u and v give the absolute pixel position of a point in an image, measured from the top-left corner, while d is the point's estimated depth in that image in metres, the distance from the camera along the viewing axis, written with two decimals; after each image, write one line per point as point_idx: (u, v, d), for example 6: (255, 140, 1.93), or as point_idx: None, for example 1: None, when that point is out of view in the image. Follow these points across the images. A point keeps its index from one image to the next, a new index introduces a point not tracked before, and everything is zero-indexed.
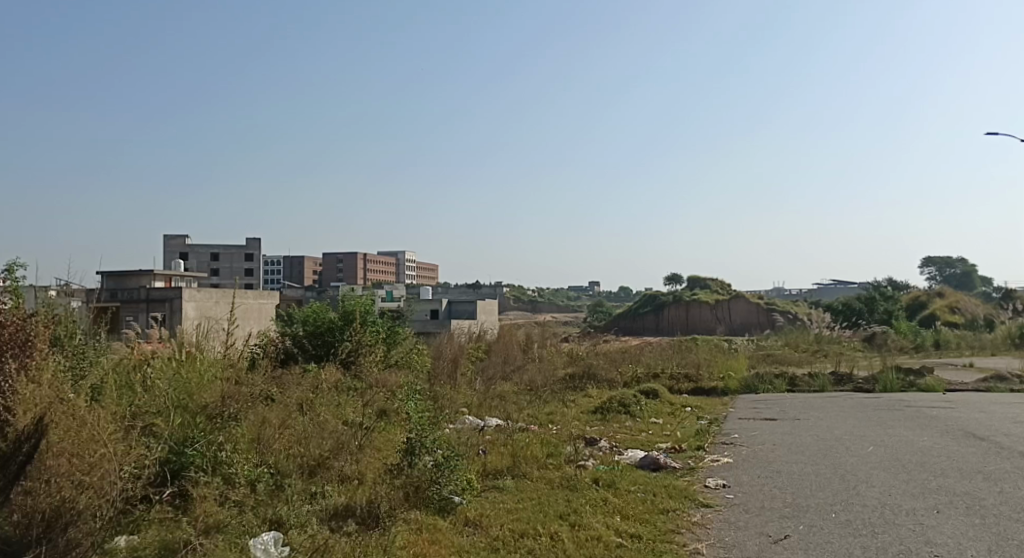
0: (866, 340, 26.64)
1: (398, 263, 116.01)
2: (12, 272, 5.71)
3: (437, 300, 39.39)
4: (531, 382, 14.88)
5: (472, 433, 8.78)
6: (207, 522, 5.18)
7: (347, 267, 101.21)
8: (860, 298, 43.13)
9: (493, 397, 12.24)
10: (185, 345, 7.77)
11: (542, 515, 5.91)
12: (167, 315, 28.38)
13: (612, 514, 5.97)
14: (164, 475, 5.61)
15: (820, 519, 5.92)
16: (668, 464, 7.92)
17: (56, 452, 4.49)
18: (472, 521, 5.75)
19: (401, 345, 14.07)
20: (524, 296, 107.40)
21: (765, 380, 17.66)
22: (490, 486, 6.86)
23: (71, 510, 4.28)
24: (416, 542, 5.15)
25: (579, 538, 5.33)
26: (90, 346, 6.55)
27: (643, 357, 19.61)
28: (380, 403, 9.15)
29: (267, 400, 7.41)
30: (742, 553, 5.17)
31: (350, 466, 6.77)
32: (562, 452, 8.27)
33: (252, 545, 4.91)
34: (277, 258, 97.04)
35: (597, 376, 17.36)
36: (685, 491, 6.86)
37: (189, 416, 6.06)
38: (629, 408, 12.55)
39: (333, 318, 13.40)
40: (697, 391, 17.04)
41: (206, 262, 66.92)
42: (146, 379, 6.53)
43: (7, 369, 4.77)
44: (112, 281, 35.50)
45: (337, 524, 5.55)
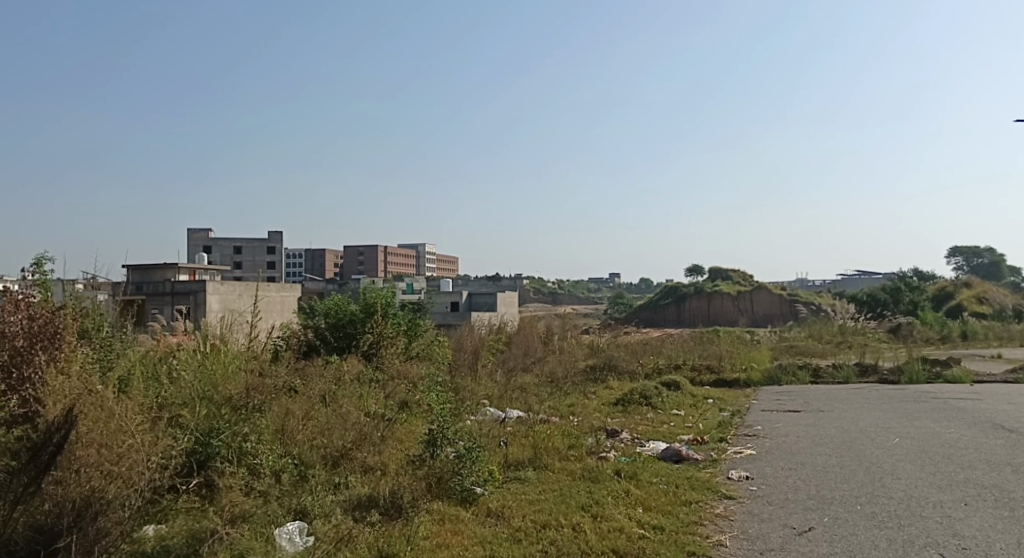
0: (892, 332, 26.35)
1: (418, 256, 116.42)
2: (40, 266, 5.78)
3: (458, 292, 39.48)
4: (552, 373, 14.89)
5: (493, 424, 8.80)
6: (233, 511, 5.27)
7: (368, 260, 101.73)
8: (885, 288, 42.61)
9: (514, 388, 12.26)
10: (210, 337, 7.85)
11: (564, 506, 5.92)
12: (192, 308, 28.71)
13: (635, 505, 5.96)
14: (191, 466, 5.66)
15: (844, 511, 5.88)
16: (691, 455, 7.89)
17: (86, 442, 4.50)
18: (494, 512, 5.77)
19: (422, 337, 14.13)
20: (544, 288, 107.26)
21: (788, 371, 17.54)
22: (512, 477, 6.88)
23: (100, 500, 4.36)
24: (439, 533, 5.18)
25: (602, 529, 5.33)
26: (116, 338, 6.64)
27: (664, 349, 19.54)
28: (402, 394, 9.20)
29: (291, 392, 7.48)
30: (766, 545, 5.15)
31: (372, 457, 6.83)
32: (584, 444, 8.27)
33: (277, 535, 4.99)
34: (299, 252, 97.75)
35: (618, 368, 17.34)
36: (707, 482, 6.83)
37: (214, 407, 6.13)
38: (650, 399, 12.52)
39: (354, 310, 13.48)
40: (719, 382, 16.96)
41: (229, 255, 67.56)
42: (171, 371, 6.60)
43: (38, 361, 4.93)
44: (138, 275, 35.94)
45: (360, 515, 5.59)
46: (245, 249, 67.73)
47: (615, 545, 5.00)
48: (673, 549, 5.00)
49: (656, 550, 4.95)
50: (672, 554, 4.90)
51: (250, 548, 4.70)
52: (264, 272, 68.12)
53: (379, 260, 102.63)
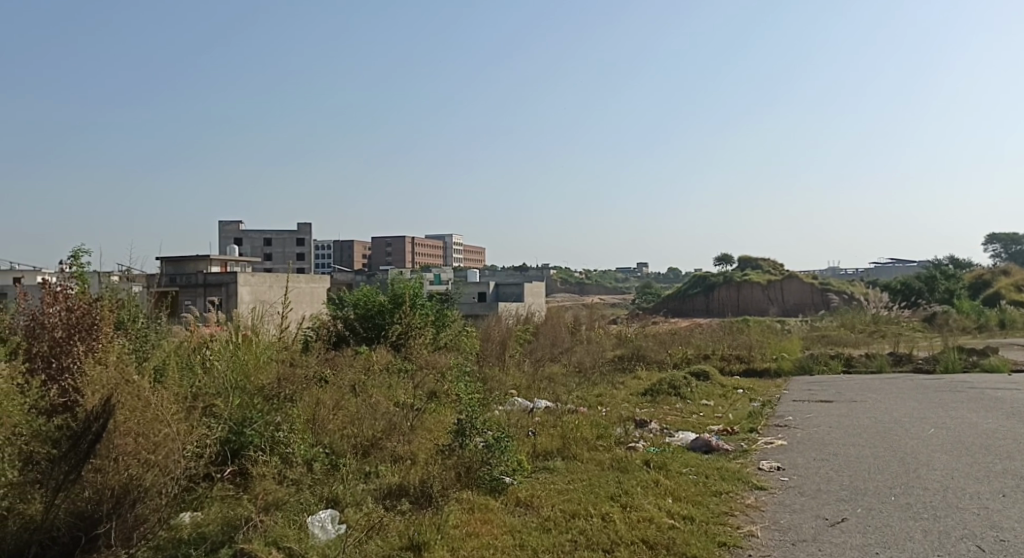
0: (927, 321, 25.96)
1: (446, 246, 116.82)
2: (76, 258, 5.88)
3: (486, 283, 39.53)
4: (580, 363, 14.88)
5: (522, 415, 8.82)
6: (267, 499, 5.35)
7: (396, 251, 102.31)
8: (919, 276, 41.86)
9: (542, 378, 12.27)
10: (242, 328, 7.96)
11: (593, 496, 5.92)
12: (225, 299, 29.12)
13: (664, 496, 5.94)
14: (225, 455, 5.77)
15: (878, 502, 5.81)
16: (721, 446, 7.84)
17: (124, 431, 4.57)
18: (523, 501, 5.79)
19: (450, 328, 14.20)
20: (571, 278, 106.99)
21: (820, 361, 17.35)
22: (541, 467, 6.89)
23: (139, 487, 4.47)
24: (469, 522, 5.21)
25: (631, 519, 5.32)
26: (151, 329, 6.75)
27: (693, 338, 19.41)
28: (431, 384, 9.25)
29: (321, 382, 7.56)
30: (797, 536, 5.10)
31: (402, 446, 6.88)
32: (612, 434, 8.26)
33: (310, 523, 5.07)
34: (328, 244, 98.59)
35: (646, 358, 17.29)
36: (738, 473, 6.79)
37: (247, 397, 6.21)
38: (679, 390, 12.46)
39: (383, 301, 13.58)
40: (749, 372, 16.84)
41: (260, 247, 68.35)
42: (205, 360, 6.69)
43: (76, 352, 5.06)
44: (171, 267, 36.51)
45: (390, 503, 5.65)
46: (275, 241, 68.47)
47: (645, 535, 4.99)
48: (704, 539, 4.98)
49: (687, 540, 4.93)
50: (703, 544, 4.88)
51: (283, 535, 4.76)
52: (294, 264, 68.77)
53: (407, 251, 103.16)
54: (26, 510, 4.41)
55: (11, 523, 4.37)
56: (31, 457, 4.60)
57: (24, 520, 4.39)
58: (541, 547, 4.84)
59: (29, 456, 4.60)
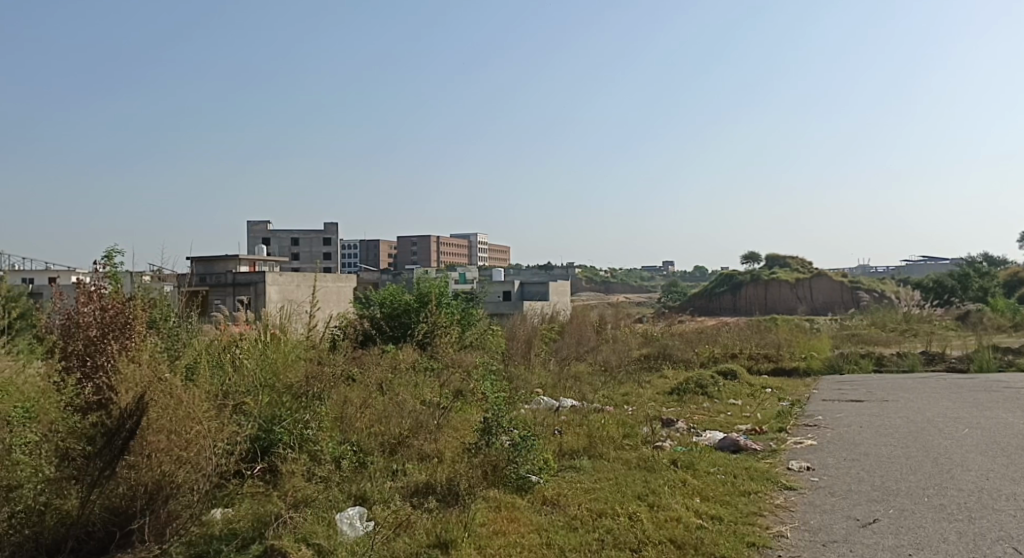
0: (961, 320, 25.51)
1: (471, 246, 117.16)
2: (110, 258, 5.94)
3: (510, 282, 39.47)
4: (606, 362, 14.82)
5: (548, 413, 8.81)
6: (295, 497, 5.43)
7: (422, 250, 102.77)
8: (952, 274, 41.11)
9: (568, 377, 12.25)
10: (270, 327, 8.04)
11: (620, 495, 5.90)
12: (253, 298, 29.42)
13: (692, 495, 5.91)
14: (255, 452, 5.85)
15: (911, 503, 5.72)
16: (749, 445, 7.77)
17: (157, 428, 4.62)
18: (550, 500, 5.78)
19: (475, 327, 14.23)
20: (596, 276, 106.72)
21: (850, 360, 17.13)
22: (567, 466, 6.89)
23: (170, 484, 4.57)
24: (496, 520, 5.22)
25: (658, 519, 5.30)
26: (182, 328, 6.82)
27: (720, 336, 19.26)
28: (457, 383, 9.27)
29: (348, 381, 7.62)
30: (827, 536, 5.05)
31: (429, 444, 6.89)
32: (639, 433, 8.22)
33: (338, 520, 5.13)
34: (354, 243, 99.34)
35: (673, 357, 17.17)
36: (767, 473, 6.73)
37: (276, 395, 6.27)
38: (706, 389, 12.36)
39: (409, 300, 13.66)
40: (778, 371, 16.67)
41: (288, 246, 69.01)
42: (235, 359, 6.75)
43: (109, 350, 5.07)
44: (201, 267, 37.03)
45: (418, 501, 5.69)
46: (302, 241, 69.08)
47: (673, 535, 4.97)
48: (733, 539, 4.95)
49: (715, 540, 4.90)
50: (732, 545, 4.84)
51: (312, 533, 4.80)
52: (322, 263, 69.31)
53: (432, 251, 103.55)
54: (63, 505, 4.54)
55: (48, 518, 4.49)
56: (67, 453, 4.68)
57: (60, 515, 4.52)
58: (568, 547, 4.83)
59: (64, 452, 4.68)
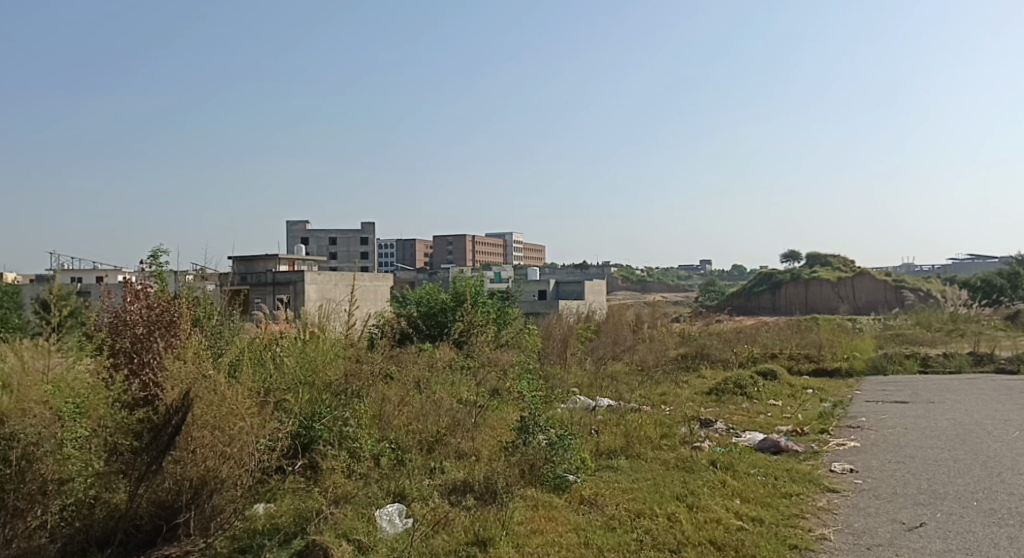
0: (1011, 320, 24.85)
1: (507, 245, 117.42)
2: (156, 258, 6.06)
3: (546, 280, 39.41)
4: (643, 361, 14.77)
5: (584, 413, 8.80)
6: (336, 492, 5.51)
7: (458, 250, 103.24)
8: (1001, 274, 39.96)
9: (605, 376, 12.19)
10: (309, 325, 8.14)
11: (658, 495, 5.86)
12: (292, 298, 29.83)
13: (731, 496, 5.85)
14: (296, 448, 5.93)
15: (959, 507, 5.58)
16: (790, 447, 7.65)
17: (201, 424, 4.71)
18: (588, 500, 5.77)
19: (511, 325, 14.27)
20: (632, 275, 105.98)
21: (893, 360, 16.80)
22: (604, 466, 6.86)
23: (215, 478, 4.67)
24: (533, 519, 5.22)
25: (698, 520, 5.25)
26: (225, 326, 6.94)
27: (759, 337, 19.03)
28: (493, 382, 9.30)
29: (387, 379, 7.71)
30: (872, 540, 4.96)
31: (466, 442, 6.91)
32: (677, 433, 8.16)
33: (377, 516, 5.18)
34: (391, 242, 100.19)
35: (710, 357, 16.99)
36: (809, 475, 6.61)
37: (316, 392, 6.38)
38: (745, 389, 12.21)
39: (445, 300, 13.75)
40: (819, 371, 16.41)
41: (325, 246, 69.87)
42: (276, 357, 6.85)
43: (156, 348, 5.21)
44: (242, 266, 37.73)
45: (456, 499, 5.71)
46: (340, 241, 69.84)
47: (713, 536, 4.92)
48: (774, 541, 4.88)
49: (756, 542, 4.83)
50: (773, 547, 4.79)
51: (352, 529, 4.87)
52: (360, 263, 70.09)
53: (468, 250, 103.96)
54: (112, 499, 4.66)
55: (98, 511, 4.64)
56: (115, 448, 4.77)
57: (110, 508, 4.66)
58: (606, 547, 4.81)
59: (113, 447, 4.77)
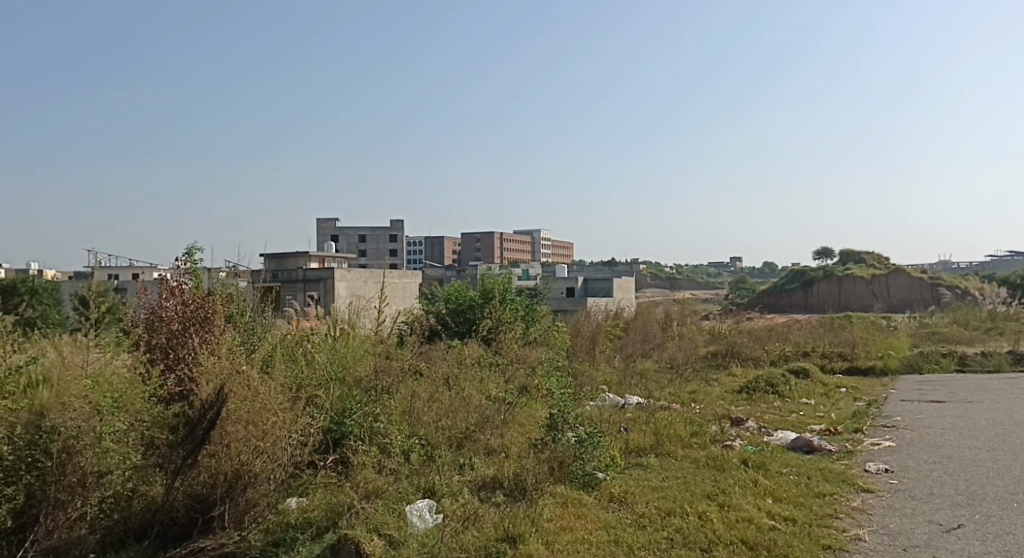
0: None
1: (535, 242, 117.51)
2: (191, 255, 6.14)
3: (574, 277, 39.33)
4: (672, 359, 14.70)
5: (613, 410, 8.77)
6: (367, 488, 5.56)
7: (486, 247, 103.44)
8: None
9: (634, 374, 12.13)
10: (339, 322, 8.22)
11: (689, 494, 5.82)
12: (322, 294, 30.13)
13: (763, 496, 5.78)
14: (327, 443, 6.00)
15: (999, 509, 5.46)
16: (823, 447, 7.55)
17: (235, 419, 4.79)
18: (618, 497, 5.75)
19: (539, 322, 14.26)
20: (661, 272, 105.41)
21: (928, 359, 16.52)
22: (634, 464, 6.83)
23: (249, 472, 4.74)
24: (563, 516, 5.22)
25: (729, 519, 5.20)
26: (257, 322, 7.01)
27: (790, 334, 18.84)
28: (521, 378, 9.31)
29: (416, 375, 7.75)
30: (908, 541, 4.88)
31: (495, 439, 6.92)
32: (707, 432, 8.09)
33: (407, 512, 5.20)
34: (419, 240, 100.70)
35: (741, 354, 16.82)
36: (842, 475, 6.52)
37: (346, 388, 6.46)
38: (776, 387, 12.09)
39: (473, 297, 13.80)
40: (852, 369, 16.19)
41: (355, 243, 70.42)
42: (307, 353, 6.92)
43: (191, 344, 5.30)
44: (274, 263, 38.22)
45: (485, 495, 5.72)
46: (369, 238, 70.35)
47: (745, 535, 4.87)
48: (807, 541, 4.83)
49: (789, 542, 4.78)
50: (806, 546, 4.73)
51: (383, 523, 4.90)
52: (388, 260, 70.56)
53: (496, 247, 104.13)
54: (149, 492, 4.76)
55: (136, 504, 4.74)
56: (152, 442, 4.85)
57: (147, 501, 4.77)
58: (636, 545, 4.80)
59: (150, 441, 4.85)
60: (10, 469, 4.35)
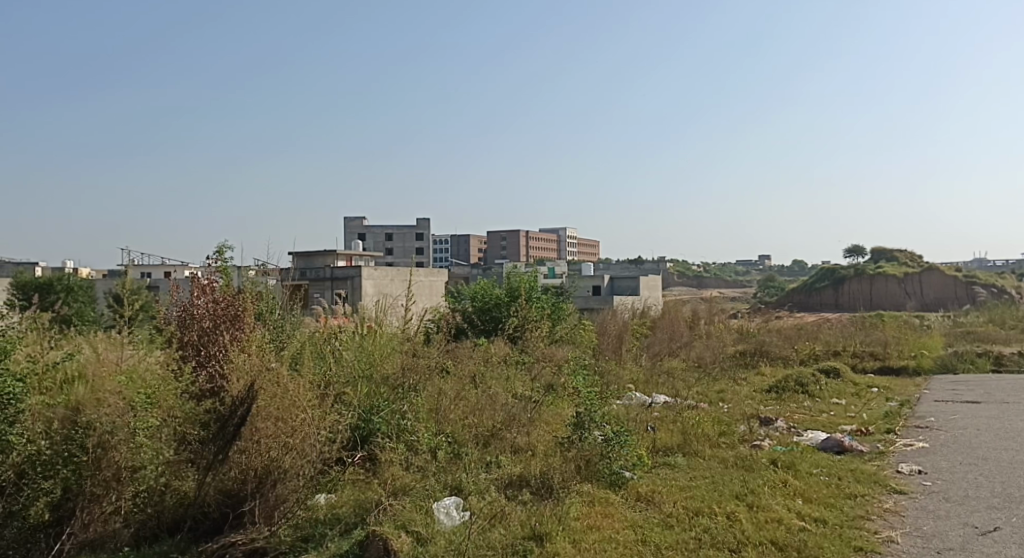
0: None
1: (561, 241, 117.44)
2: (221, 254, 6.21)
3: (601, 275, 39.13)
4: (700, 358, 14.60)
5: (640, 410, 8.73)
6: (394, 485, 5.59)
7: (512, 246, 103.49)
8: None
9: (661, 373, 12.06)
10: (367, 319, 8.27)
11: (717, 494, 5.77)
12: (350, 293, 30.37)
13: (793, 496, 5.72)
14: (355, 440, 6.05)
15: None
16: (855, 447, 7.46)
17: (265, 415, 4.84)
18: (645, 497, 5.73)
19: (566, 321, 14.23)
20: (688, 271, 104.68)
21: (964, 359, 16.18)
22: (661, 463, 6.79)
23: (278, 468, 4.79)
24: (590, 515, 5.21)
25: (759, 519, 5.15)
26: (287, 320, 7.08)
27: (821, 334, 18.60)
28: (548, 377, 9.30)
29: (443, 373, 7.79)
30: (943, 543, 4.80)
31: (522, 437, 6.92)
32: (735, 431, 8.03)
33: (435, 509, 5.23)
34: (446, 238, 101.10)
35: (770, 353, 16.66)
36: (874, 476, 6.43)
37: (373, 386, 6.52)
38: (806, 387, 11.95)
39: (499, 295, 13.81)
40: (884, 369, 15.95)
41: (382, 242, 70.86)
42: (335, 351, 6.99)
43: (222, 341, 5.37)
44: (302, 262, 38.61)
45: (512, 493, 5.73)
46: (396, 236, 70.76)
47: (774, 536, 4.82)
48: (838, 543, 4.76)
49: (819, 543, 4.73)
50: (837, 548, 4.68)
51: (411, 520, 4.92)
52: (415, 258, 70.91)
53: (522, 246, 104.15)
54: (181, 486, 4.83)
55: (168, 498, 4.80)
56: (184, 438, 4.92)
57: (179, 496, 4.83)
58: (664, 544, 4.78)
59: (182, 437, 4.92)
60: (47, 463, 4.44)
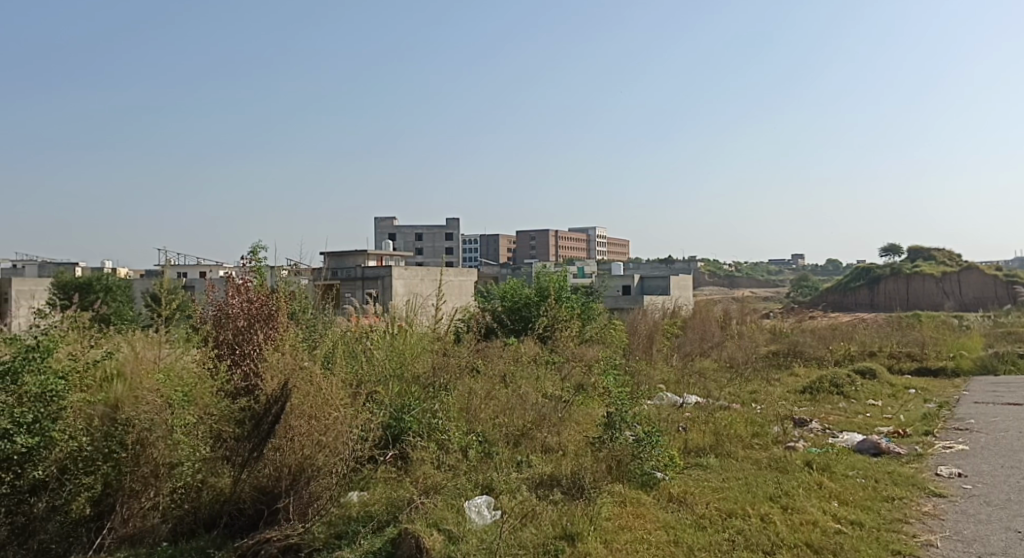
0: None
1: (591, 241, 117.11)
2: (255, 253, 6.29)
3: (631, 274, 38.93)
4: (732, 358, 14.46)
5: (672, 410, 8.66)
6: (426, 483, 5.59)
7: (541, 246, 103.45)
8: None
9: (692, 373, 11.96)
10: (398, 318, 8.32)
11: (750, 495, 5.71)
12: (381, 292, 30.57)
13: (829, 498, 5.64)
14: (387, 438, 6.10)
15: None
16: (892, 449, 7.33)
17: (298, 413, 4.92)
18: (677, 497, 5.69)
19: (596, 320, 14.19)
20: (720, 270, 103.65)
21: (1005, 361, 15.80)
22: (693, 464, 6.73)
23: (312, 465, 4.87)
24: (621, 515, 5.18)
25: (794, 521, 5.09)
26: (319, 319, 7.16)
27: (856, 334, 18.32)
28: (578, 377, 9.27)
29: (473, 372, 7.81)
30: (984, 548, 4.69)
31: (553, 437, 6.91)
32: (769, 432, 7.93)
33: (466, 508, 5.25)
34: (475, 238, 101.43)
35: (804, 354, 16.44)
36: (912, 478, 6.31)
37: (404, 385, 6.58)
38: (841, 388, 11.77)
39: (529, 294, 13.81)
40: (922, 370, 15.64)
41: (412, 242, 71.27)
42: (366, 350, 7.05)
43: (256, 340, 5.48)
44: (334, 262, 39.01)
45: (543, 492, 5.72)
46: (426, 237, 71.13)
47: (809, 539, 4.77)
48: (875, 546, 4.68)
49: (856, 546, 4.67)
50: (874, 551, 4.61)
51: (442, 518, 4.93)
52: (445, 258, 71.25)
53: (551, 245, 104.08)
54: (217, 483, 4.88)
55: (204, 495, 4.87)
56: (220, 435, 5.01)
57: (215, 493, 4.88)
58: (696, 545, 4.74)
59: (218, 434, 5.01)
60: (87, 459, 4.54)
